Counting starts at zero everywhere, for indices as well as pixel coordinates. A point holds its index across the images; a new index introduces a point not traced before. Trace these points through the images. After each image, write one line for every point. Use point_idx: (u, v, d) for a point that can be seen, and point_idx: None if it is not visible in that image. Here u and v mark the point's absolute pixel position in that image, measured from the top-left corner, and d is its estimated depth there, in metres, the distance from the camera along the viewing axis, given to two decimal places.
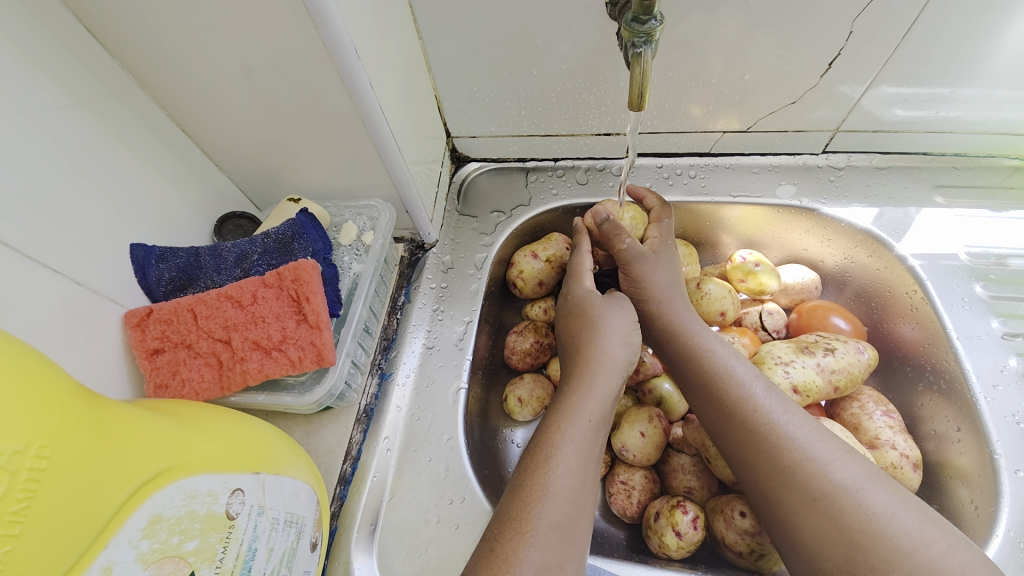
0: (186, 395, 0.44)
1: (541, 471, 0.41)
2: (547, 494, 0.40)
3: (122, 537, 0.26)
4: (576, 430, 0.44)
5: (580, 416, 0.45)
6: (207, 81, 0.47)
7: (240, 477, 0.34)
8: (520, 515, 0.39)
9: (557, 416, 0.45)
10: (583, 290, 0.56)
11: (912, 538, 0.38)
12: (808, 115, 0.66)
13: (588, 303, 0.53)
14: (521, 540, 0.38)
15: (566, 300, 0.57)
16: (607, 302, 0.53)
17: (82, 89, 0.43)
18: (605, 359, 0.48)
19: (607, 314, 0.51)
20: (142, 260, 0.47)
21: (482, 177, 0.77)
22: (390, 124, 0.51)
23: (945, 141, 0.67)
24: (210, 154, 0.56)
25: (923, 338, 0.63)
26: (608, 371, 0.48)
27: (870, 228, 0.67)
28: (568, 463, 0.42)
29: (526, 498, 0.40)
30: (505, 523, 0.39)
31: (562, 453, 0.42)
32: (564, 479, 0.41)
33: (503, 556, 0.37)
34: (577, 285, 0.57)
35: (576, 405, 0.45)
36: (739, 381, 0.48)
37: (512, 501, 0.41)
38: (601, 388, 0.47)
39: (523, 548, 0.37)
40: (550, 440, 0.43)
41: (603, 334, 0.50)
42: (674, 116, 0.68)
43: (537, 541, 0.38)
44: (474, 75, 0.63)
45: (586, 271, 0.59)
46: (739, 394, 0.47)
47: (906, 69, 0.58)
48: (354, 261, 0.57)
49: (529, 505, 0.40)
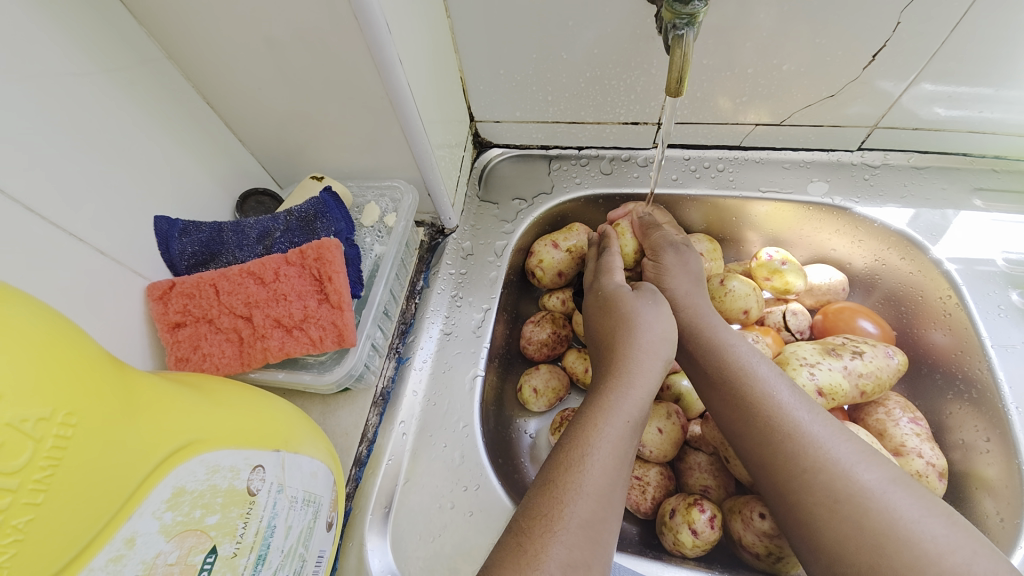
0: (206, 369, 0.44)
1: (574, 470, 0.41)
2: (580, 493, 0.39)
3: (146, 509, 0.26)
4: (612, 430, 0.43)
5: (618, 416, 0.44)
6: (234, 53, 0.46)
7: (261, 453, 0.34)
8: (550, 512, 0.38)
9: (593, 413, 0.44)
10: (615, 284, 0.55)
11: (939, 543, 0.36)
12: (845, 110, 0.63)
13: (619, 297, 0.53)
14: (550, 536, 0.37)
15: (597, 295, 0.56)
16: (637, 295, 0.53)
17: (109, 55, 0.43)
18: (645, 358, 0.48)
19: (641, 309, 0.51)
20: (166, 233, 0.47)
21: (505, 163, 0.75)
22: (417, 104, 0.50)
23: (988, 142, 0.64)
24: (235, 129, 0.56)
25: (955, 345, 0.61)
26: (645, 368, 0.47)
27: (904, 229, 0.65)
28: (603, 462, 0.41)
29: (557, 494, 0.39)
30: (532, 518, 0.39)
31: (597, 452, 0.42)
32: (598, 479, 0.40)
33: (530, 551, 0.36)
34: (609, 280, 0.56)
35: (615, 404, 0.44)
36: (762, 379, 0.47)
37: (542, 496, 0.40)
38: (640, 388, 0.46)
39: (551, 544, 0.37)
40: (584, 438, 0.42)
41: (640, 331, 0.49)
42: (705, 107, 0.66)
43: (565, 538, 0.37)
44: (501, 58, 0.62)
45: (618, 267, 0.58)
46: (763, 392, 0.46)
47: (954, 65, 0.55)
48: (376, 242, 0.56)
49: (561, 502, 0.39)
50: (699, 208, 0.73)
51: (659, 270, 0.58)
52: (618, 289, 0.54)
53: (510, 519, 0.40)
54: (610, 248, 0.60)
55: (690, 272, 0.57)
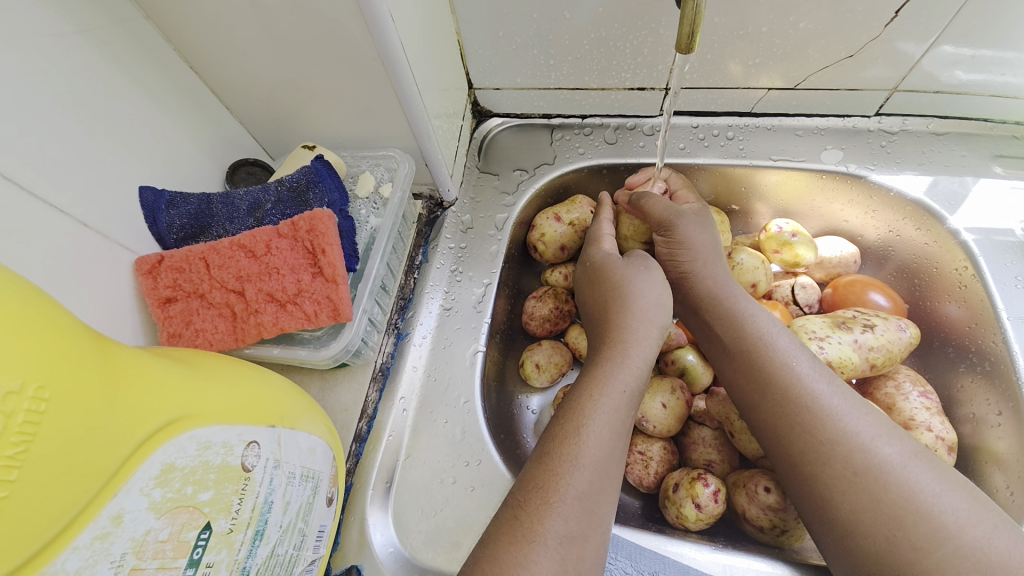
0: (200, 345, 0.43)
1: (570, 441, 0.40)
2: (576, 464, 0.39)
3: (132, 486, 0.25)
4: (609, 401, 0.42)
5: (614, 386, 0.43)
6: (214, 12, 0.43)
7: (255, 429, 0.33)
8: (547, 484, 0.38)
9: (589, 384, 0.43)
10: (602, 255, 0.54)
11: (959, 518, 0.36)
12: (863, 73, 0.60)
13: (607, 266, 0.51)
14: (548, 509, 0.37)
15: (587, 266, 0.55)
16: (627, 263, 0.51)
17: (80, 14, 0.40)
18: (637, 326, 0.46)
19: (633, 278, 0.49)
20: (152, 205, 0.45)
21: (505, 133, 0.73)
22: (411, 66, 0.47)
23: (1013, 106, 0.61)
24: (222, 96, 0.53)
25: (970, 318, 0.59)
26: (641, 338, 0.46)
27: (921, 199, 0.62)
28: (599, 433, 0.40)
29: (555, 466, 0.39)
30: (532, 490, 0.38)
31: (593, 423, 0.41)
32: (596, 451, 0.40)
33: (528, 523, 0.36)
34: (596, 250, 0.55)
35: (610, 373, 0.43)
36: (782, 350, 0.45)
37: (538, 467, 0.39)
38: (636, 357, 0.45)
39: (549, 516, 0.36)
40: (580, 409, 0.42)
41: (633, 301, 0.48)
42: (715, 70, 0.62)
43: (563, 511, 0.37)
44: (500, 18, 0.59)
45: (605, 236, 0.57)
46: (782, 362, 0.44)
47: (978, 23, 0.52)
48: (371, 214, 0.54)
49: (557, 474, 0.38)
50: (707, 178, 0.70)
51: (672, 249, 0.53)
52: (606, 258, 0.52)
53: (509, 492, 0.40)
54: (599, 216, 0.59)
55: (707, 245, 0.53)
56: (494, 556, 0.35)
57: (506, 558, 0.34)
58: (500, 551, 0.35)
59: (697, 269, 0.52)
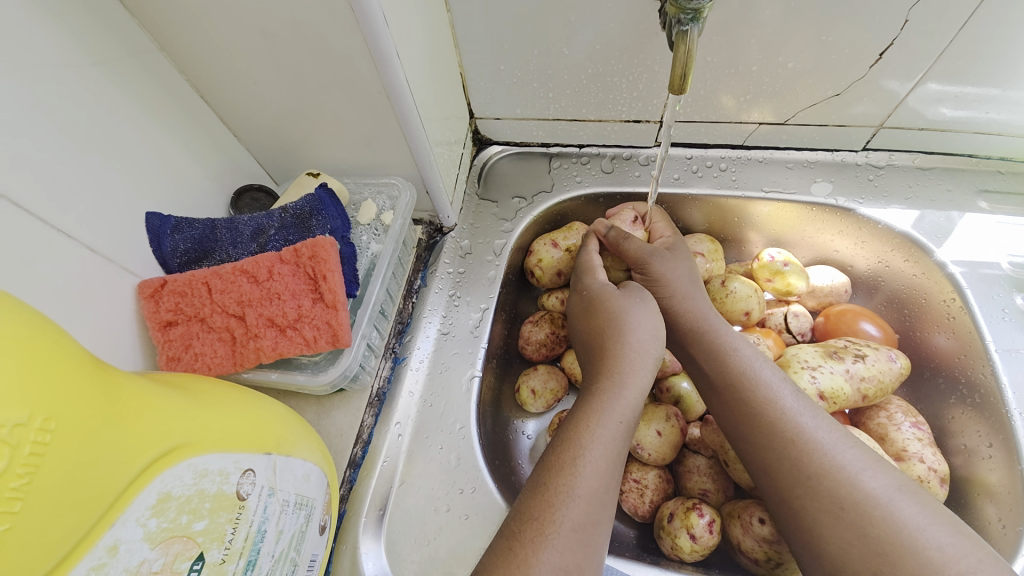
0: (198, 369, 0.43)
1: (566, 472, 0.40)
2: (572, 495, 0.39)
3: (130, 515, 0.25)
4: (605, 431, 0.42)
5: (611, 418, 0.43)
6: (229, 45, 0.45)
7: (251, 457, 0.33)
8: (542, 516, 0.38)
9: (586, 413, 0.44)
10: (599, 284, 0.54)
11: (945, 553, 0.36)
12: (849, 110, 0.62)
13: (605, 297, 0.52)
14: (542, 541, 0.37)
15: (582, 296, 0.55)
16: (624, 295, 0.52)
17: (98, 47, 0.42)
18: (635, 357, 0.47)
19: (629, 308, 0.50)
20: (158, 229, 0.46)
21: (504, 161, 0.75)
22: (415, 99, 0.49)
23: (994, 144, 0.63)
24: (229, 124, 0.55)
25: (958, 349, 0.60)
26: (637, 368, 0.46)
27: (908, 231, 0.64)
28: (595, 464, 0.41)
29: (549, 498, 0.39)
30: (526, 522, 0.38)
31: (590, 454, 0.41)
32: (591, 481, 0.40)
33: (522, 555, 0.36)
34: (592, 280, 0.56)
35: (607, 405, 0.44)
36: (765, 383, 0.46)
37: (533, 499, 0.39)
38: (631, 387, 0.45)
39: (543, 548, 0.36)
40: (576, 440, 0.42)
41: (629, 330, 0.48)
42: (707, 105, 0.65)
43: (557, 543, 0.37)
44: (501, 53, 0.61)
45: (598, 267, 0.58)
46: (765, 395, 0.45)
47: (962, 64, 0.54)
48: (372, 240, 0.55)
49: (553, 505, 0.38)
50: (700, 208, 0.72)
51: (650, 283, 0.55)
52: (602, 290, 0.53)
53: (503, 522, 0.40)
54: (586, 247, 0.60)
55: (682, 275, 0.55)
56: None
57: None
58: None
59: (677, 302, 0.53)
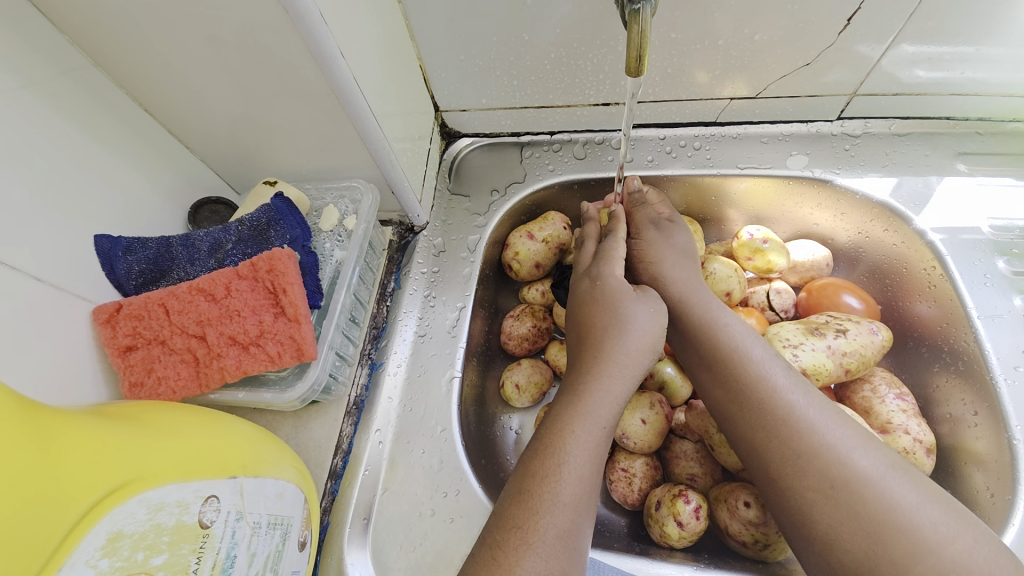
0: (162, 393, 0.42)
1: (549, 480, 0.39)
2: (556, 503, 0.39)
3: (78, 559, 0.25)
4: (588, 435, 0.42)
5: (594, 422, 0.42)
6: (167, 54, 0.43)
7: (213, 483, 0.32)
8: (525, 524, 0.38)
9: (570, 416, 0.42)
10: (616, 279, 0.50)
11: (938, 532, 0.35)
12: (822, 78, 0.61)
13: (620, 295, 0.48)
14: (526, 549, 0.37)
15: (593, 284, 0.51)
16: (640, 297, 0.48)
17: (28, 67, 0.40)
18: (628, 363, 0.45)
19: (637, 312, 0.47)
20: (109, 252, 0.45)
21: (474, 153, 0.73)
22: (367, 98, 0.47)
23: (969, 105, 0.62)
24: (181, 137, 0.53)
25: (941, 317, 0.59)
26: (626, 374, 0.45)
27: (887, 200, 0.63)
28: (578, 470, 0.40)
29: (534, 505, 0.38)
30: (509, 531, 0.38)
31: (573, 460, 0.40)
32: (574, 488, 0.39)
33: (504, 564, 0.36)
34: (610, 270, 0.51)
35: (591, 408, 0.43)
36: (757, 361, 0.45)
37: (514, 505, 0.39)
38: (617, 391, 0.44)
39: (525, 557, 0.36)
40: (558, 445, 0.41)
41: (631, 337, 0.46)
42: (677, 82, 0.63)
43: (541, 550, 0.37)
44: (460, 43, 0.59)
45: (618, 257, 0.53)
46: (757, 374, 0.44)
47: (932, 25, 0.53)
48: (336, 248, 0.53)
49: (535, 513, 0.38)
50: (677, 188, 0.71)
51: (638, 249, 0.55)
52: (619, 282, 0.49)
53: (483, 527, 0.40)
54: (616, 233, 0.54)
55: (675, 247, 0.54)
56: None
57: None
58: None
59: (667, 272, 0.53)
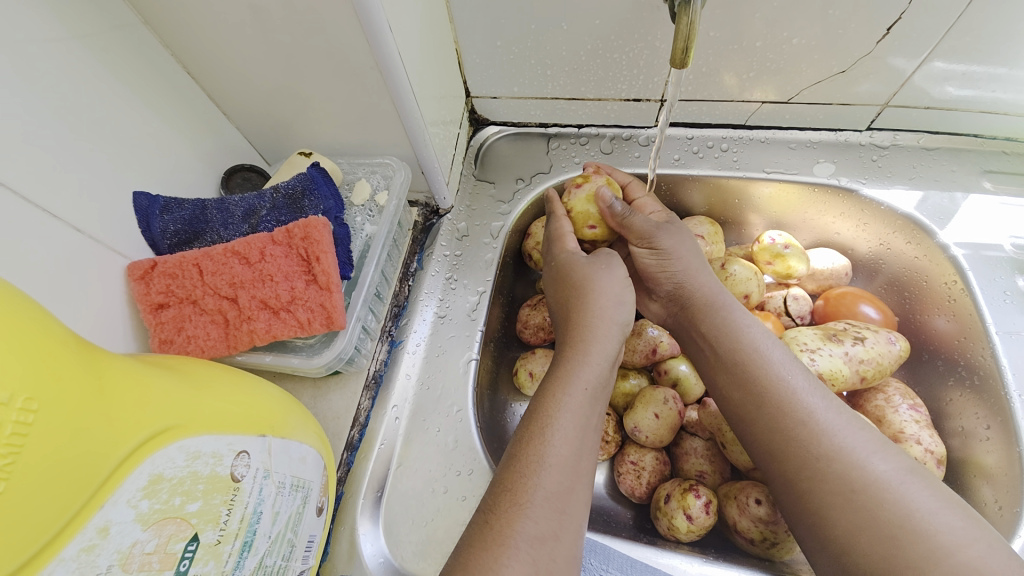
0: (191, 352, 0.42)
1: (536, 442, 0.40)
2: (544, 465, 0.39)
3: (120, 497, 0.25)
4: (572, 399, 0.42)
5: (577, 384, 0.43)
6: (213, 18, 0.43)
7: (246, 438, 0.33)
8: (516, 487, 0.38)
9: (554, 382, 0.43)
10: (567, 253, 0.53)
11: (955, 536, 0.36)
12: (854, 88, 0.61)
13: (572, 266, 0.51)
14: (516, 511, 0.37)
15: (552, 266, 0.54)
16: (592, 263, 0.51)
17: (79, 20, 0.40)
18: (601, 323, 0.47)
19: (596, 276, 0.49)
20: (146, 209, 0.45)
21: (501, 142, 0.73)
22: (408, 74, 0.47)
23: (999, 123, 0.62)
24: (218, 102, 0.53)
25: (958, 332, 0.60)
26: (603, 335, 0.46)
27: (912, 213, 0.63)
28: (565, 433, 0.40)
29: (522, 469, 0.39)
30: (500, 495, 0.38)
31: (560, 423, 0.41)
32: (560, 449, 0.40)
33: (497, 527, 0.36)
34: (561, 249, 0.54)
35: (572, 372, 0.44)
36: (776, 362, 0.45)
37: (507, 471, 0.39)
38: (598, 354, 0.45)
39: (518, 519, 0.36)
40: (546, 409, 0.42)
41: (595, 299, 0.48)
42: (709, 83, 0.63)
43: (532, 512, 0.37)
44: (498, 28, 0.59)
45: (567, 234, 0.55)
46: (777, 374, 0.44)
47: (970, 41, 0.53)
48: (366, 222, 0.54)
49: (524, 476, 0.38)
50: (701, 189, 0.71)
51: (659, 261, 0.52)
52: (569, 258, 0.52)
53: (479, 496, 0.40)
54: (554, 213, 0.57)
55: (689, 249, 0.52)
56: (465, 563, 0.34)
57: (476, 562, 0.34)
58: (469, 562, 0.34)
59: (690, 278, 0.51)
